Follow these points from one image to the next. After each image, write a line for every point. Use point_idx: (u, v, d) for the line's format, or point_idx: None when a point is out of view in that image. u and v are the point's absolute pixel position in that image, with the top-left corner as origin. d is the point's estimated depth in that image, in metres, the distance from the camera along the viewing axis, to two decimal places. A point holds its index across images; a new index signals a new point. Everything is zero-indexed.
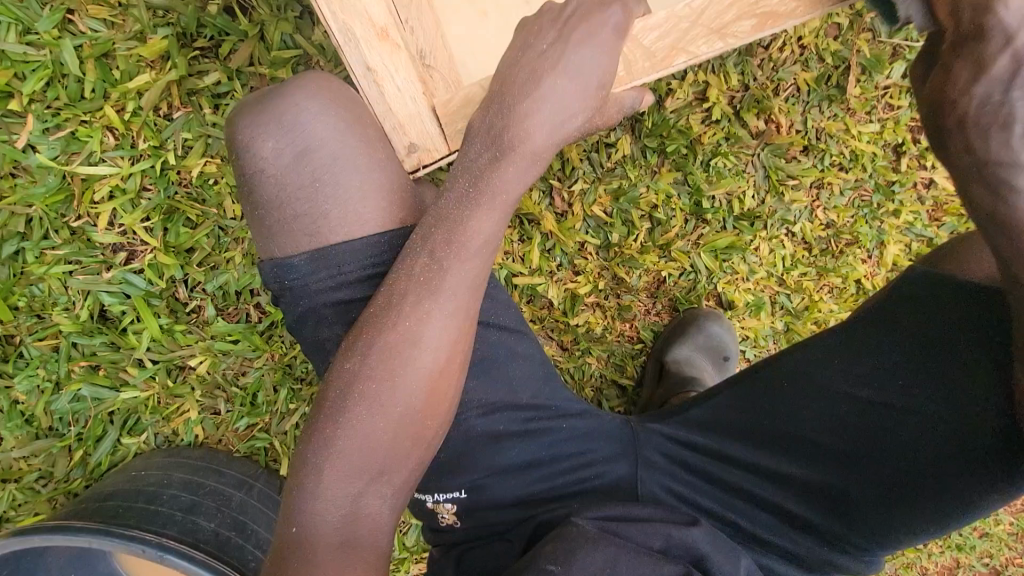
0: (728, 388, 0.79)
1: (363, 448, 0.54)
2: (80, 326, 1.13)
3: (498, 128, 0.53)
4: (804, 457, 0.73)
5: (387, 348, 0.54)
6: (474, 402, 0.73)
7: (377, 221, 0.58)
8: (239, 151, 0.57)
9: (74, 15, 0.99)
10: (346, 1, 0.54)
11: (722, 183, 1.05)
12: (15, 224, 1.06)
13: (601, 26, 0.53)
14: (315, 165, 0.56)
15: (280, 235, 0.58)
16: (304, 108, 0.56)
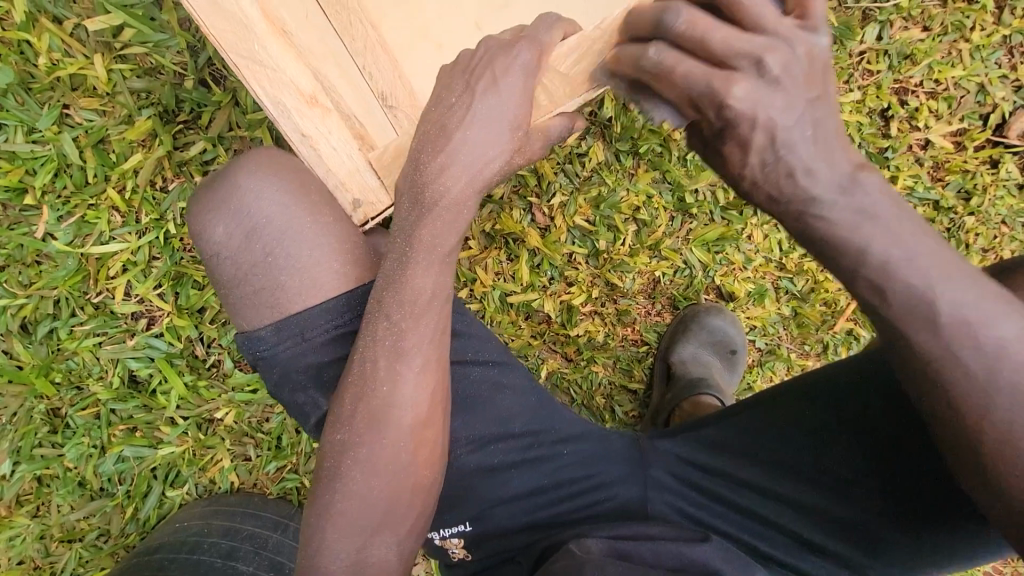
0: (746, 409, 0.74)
1: (359, 504, 0.56)
2: (115, 393, 1.21)
3: (420, 187, 0.54)
4: (824, 469, 0.67)
5: (368, 410, 0.55)
6: (464, 438, 0.72)
7: (334, 283, 0.60)
8: (197, 240, 0.61)
9: (70, 109, 1.07)
10: (273, 76, 0.58)
11: (703, 175, 1.03)
12: (45, 307, 1.15)
13: (506, 70, 0.54)
14: (266, 242, 0.59)
15: (246, 312, 0.61)
16: (248, 190, 0.59)
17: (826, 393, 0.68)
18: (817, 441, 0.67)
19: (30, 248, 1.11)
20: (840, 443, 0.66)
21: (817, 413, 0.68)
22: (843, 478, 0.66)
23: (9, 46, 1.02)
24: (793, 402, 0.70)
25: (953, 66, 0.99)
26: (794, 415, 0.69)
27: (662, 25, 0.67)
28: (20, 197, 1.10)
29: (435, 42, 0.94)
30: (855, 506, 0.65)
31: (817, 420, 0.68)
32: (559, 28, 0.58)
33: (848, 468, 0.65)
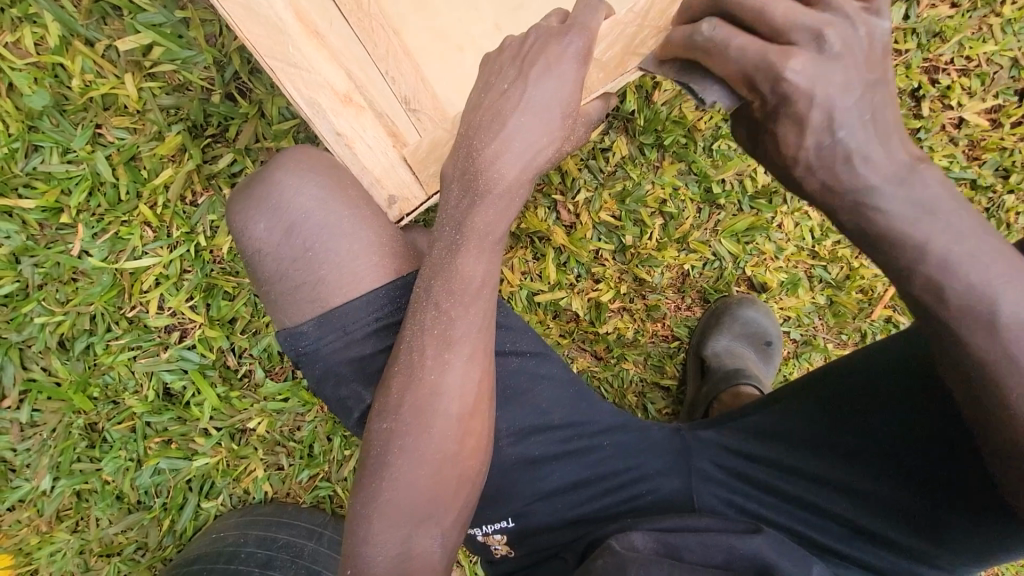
0: (791, 397, 0.72)
1: (404, 494, 0.55)
2: (150, 406, 1.23)
3: (472, 172, 0.54)
4: (882, 453, 0.65)
5: (415, 399, 0.55)
6: (504, 429, 0.70)
7: (375, 277, 0.60)
8: (236, 237, 0.60)
9: (102, 128, 1.09)
10: (308, 78, 0.58)
11: (730, 165, 1.01)
12: (82, 323, 1.18)
13: (562, 56, 0.53)
14: (305, 237, 0.59)
15: (287, 307, 0.60)
16: (286, 185, 0.59)
17: (869, 377, 0.67)
18: (864, 424, 0.66)
19: (67, 266, 1.14)
20: (889, 427, 0.65)
21: (866, 396, 0.67)
22: (902, 461, 0.64)
23: (44, 70, 1.05)
24: (850, 384, 0.68)
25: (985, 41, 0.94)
26: (848, 402, 0.68)
27: None
28: (56, 216, 1.13)
29: (455, 45, 0.95)
30: (910, 489, 0.63)
31: (862, 402, 0.67)
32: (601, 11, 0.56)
33: (908, 450, 0.64)
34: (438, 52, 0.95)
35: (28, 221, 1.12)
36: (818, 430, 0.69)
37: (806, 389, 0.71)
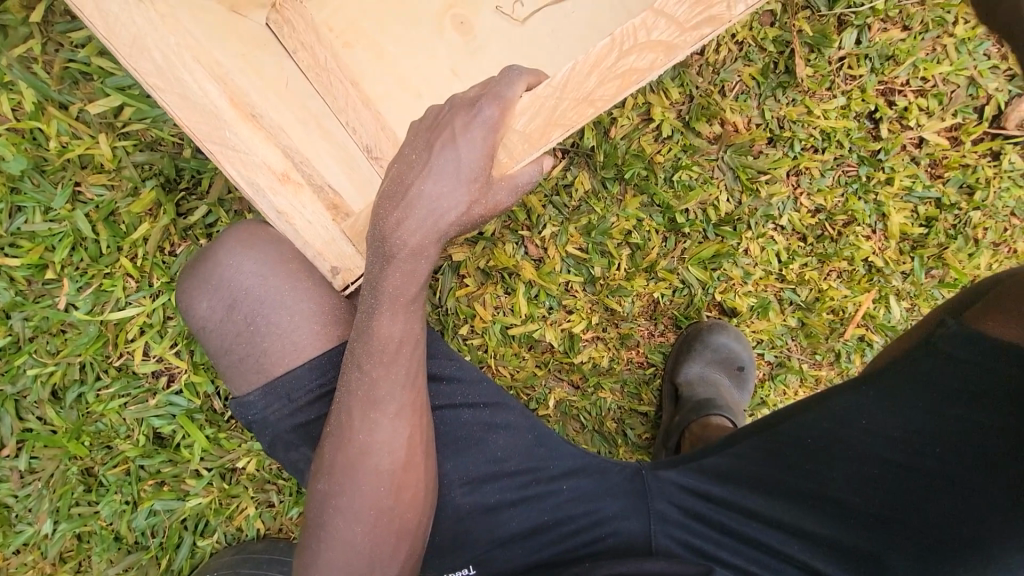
0: (744, 438, 0.75)
1: (346, 551, 0.57)
2: (142, 449, 1.26)
3: (380, 237, 0.56)
4: (827, 496, 0.68)
5: (349, 459, 0.58)
6: (455, 478, 0.72)
7: (316, 344, 0.61)
8: (184, 314, 0.63)
9: (81, 186, 1.12)
10: (246, 158, 0.58)
11: (692, 195, 1.02)
12: (72, 372, 1.21)
13: (470, 122, 0.55)
14: (247, 312, 0.61)
15: (234, 379, 0.62)
16: (227, 262, 0.61)
17: (827, 421, 0.70)
18: (821, 468, 0.69)
19: (54, 319, 1.18)
20: (848, 472, 0.68)
21: (820, 442, 0.70)
22: (847, 502, 0.67)
23: (22, 135, 1.08)
24: (801, 428, 0.71)
25: (938, 62, 0.94)
26: (794, 442, 0.71)
27: (609, 78, 0.55)
28: (42, 272, 1.16)
29: (414, 91, 0.97)
30: (862, 533, 0.66)
31: (825, 445, 0.70)
32: (522, 81, 0.58)
33: (854, 495, 0.67)
34: (398, 99, 0.97)
35: (15, 278, 1.15)
36: (768, 472, 0.72)
37: (758, 431, 0.74)
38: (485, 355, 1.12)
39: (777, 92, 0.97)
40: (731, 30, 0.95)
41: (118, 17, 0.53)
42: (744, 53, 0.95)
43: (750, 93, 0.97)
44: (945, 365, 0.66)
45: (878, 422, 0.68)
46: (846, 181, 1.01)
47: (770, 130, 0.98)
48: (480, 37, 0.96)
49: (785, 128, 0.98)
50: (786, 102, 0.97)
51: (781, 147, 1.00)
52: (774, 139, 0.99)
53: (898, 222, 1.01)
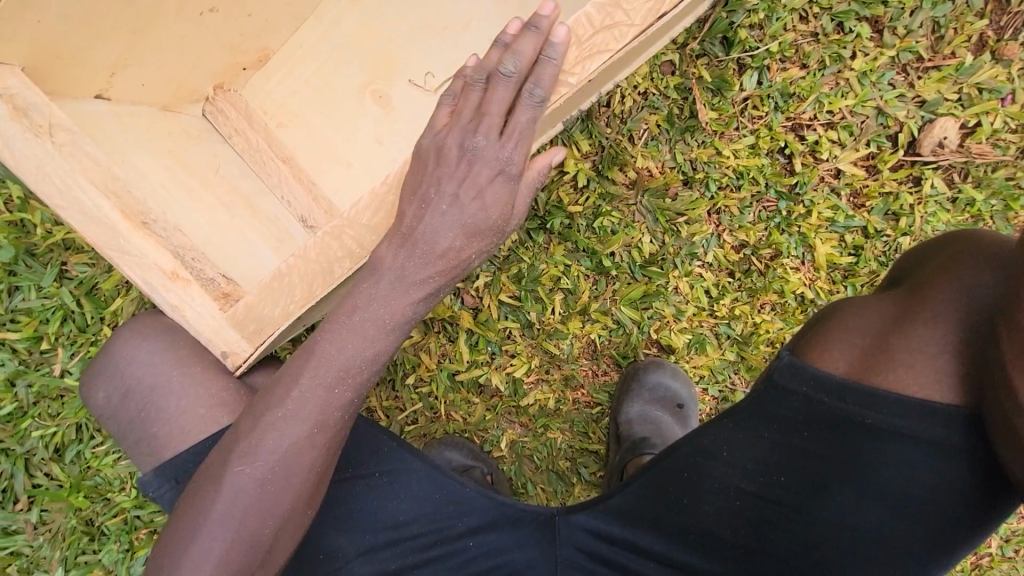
0: (640, 477, 0.76)
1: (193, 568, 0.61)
2: (135, 500, 1.36)
3: (310, 365, 0.61)
4: (703, 533, 0.72)
5: (238, 543, 0.61)
6: (353, 548, 0.75)
7: (200, 427, 0.67)
8: (91, 402, 0.71)
9: (67, 265, 1.24)
10: (138, 260, 0.65)
11: (614, 240, 1.04)
12: (71, 432, 1.33)
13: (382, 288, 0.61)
14: (143, 398, 0.68)
15: (137, 458, 0.70)
16: (122, 354, 0.69)
17: (698, 458, 0.72)
18: (694, 504, 0.73)
19: (51, 385, 1.30)
20: (718, 510, 0.72)
21: (777, 507, 0.69)
22: (720, 537, 0.72)
23: (14, 225, 1.22)
24: (676, 468, 0.74)
25: (843, 96, 0.95)
26: (698, 483, 0.72)
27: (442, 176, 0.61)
28: (39, 343, 1.28)
29: (344, 160, 1.03)
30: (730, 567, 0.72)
31: (699, 483, 0.72)
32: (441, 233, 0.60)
33: (723, 528, 0.71)
34: (326, 167, 1.04)
35: (17, 349, 1.29)
36: (660, 511, 0.75)
37: (653, 470, 0.75)
38: (434, 401, 1.17)
39: (686, 135, 0.99)
40: (633, 82, 0.98)
41: (21, 152, 0.62)
42: (650, 102, 0.98)
43: (658, 140, 0.99)
44: (783, 399, 0.67)
45: (737, 454, 0.70)
46: (767, 216, 1.01)
47: (684, 173, 1.00)
48: (398, 108, 1.02)
49: (698, 168, 1.00)
50: (697, 144, 0.99)
51: (697, 187, 1.01)
52: (688, 181, 1.01)
53: (824, 253, 1.00)
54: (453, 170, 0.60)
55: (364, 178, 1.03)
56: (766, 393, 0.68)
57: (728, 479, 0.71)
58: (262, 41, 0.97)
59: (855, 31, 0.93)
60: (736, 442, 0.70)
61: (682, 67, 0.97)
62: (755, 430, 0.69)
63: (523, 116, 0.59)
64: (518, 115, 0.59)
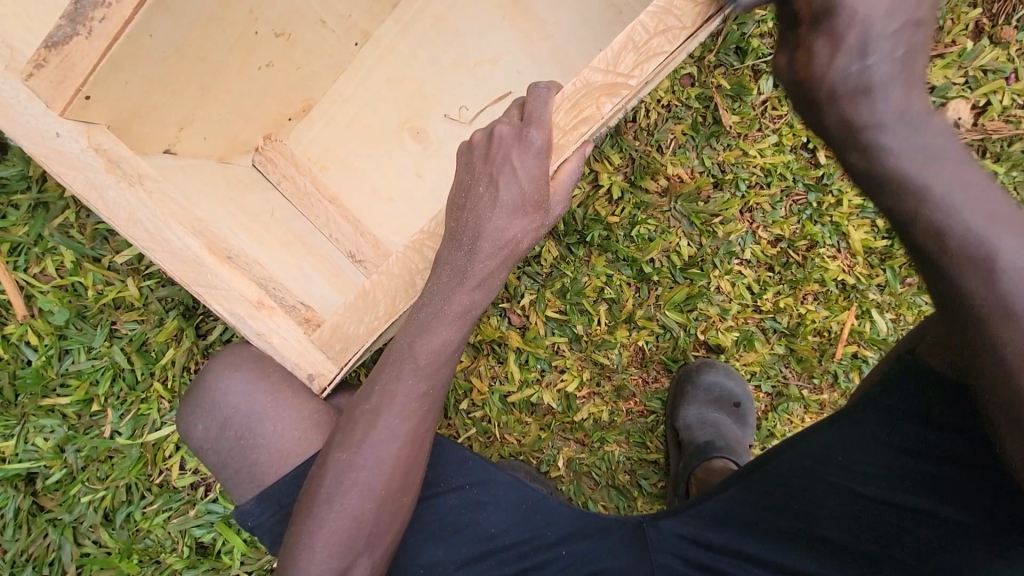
0: (737, 482, 0.77)
1: (308, 553, 0.64)
2: (187, 560, 1.33)
3: (397, 354, 0.65)
4: (816, 536, 0.72)
5: (347, 530, 0.64)
6: (451, 562, 0.75)
7: (299, 451, 0.70)
8: (187, 437, 0.74)
9: (116, 323, 1.27)
10: (226, 293, 0.68)
11: (653, 246, 1.08)
12: (120, 494, 1.31)
13: (461, 277, 0.63)
14: (239, 428, 0.71)
15: (237, 487, 0.73)
16: (214, 384, 0.72)
17: (806, 462, 0.73)
18: (809, 509, 0.73)
19: (102, 446, 1.29)
20: (835, 507, 0.71)
21: (886, 496, 0.68)
22: (838, 542, 0.71)
23: (66, 289, 1.26)
24: (783, 471, 0.75)
25: None
26: (791, 477, 0.74)
27: (507, 183, 0.63)
28: (88, 405, 1.29)
29: (385, 197, 1.08)
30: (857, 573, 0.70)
31: (800, 483, 0.73)
32: (509, 224, 0.64)
33: (841, 531, 0.71)
34: (369, 203, 1.08)
35: (67, 413, 1.29)
36: (759, 515, 0.76)
37: (748, 475, 0.77)
38: (488, 425, 1.16)
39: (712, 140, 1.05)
40: (656, 97, 1.05)
41: (115, 201, 0.66)
42: (674, 113, 1.05)
43: (686, 148, 1.05)
44: (898, 398, 0.67)
45: (828, 442, 0.72)
46: (798, 209, 1.07)
47: (713, 176, 1.06)
48: (435, 141, 1.08)
49: (727, 171, 1.06)
50: (722, 148, 1.05)
51: (727, 188, 1.07)
52: (718, 183, 1.06)
53: (858, 239, 1.06)
54: (477, 175, 0.64)
55: (408, 211, 1.07)
56: (878, 393, 0.68)
57: (832, 477, 0.72)
58: (308, 90, 1.03)
59: None
60: (831, 447, 0.72)
61: (700, 79, 1.04)
62: (861, 417, 0.70)
63: (535, 137, 0.61)
64: (535, 135, 0.61)
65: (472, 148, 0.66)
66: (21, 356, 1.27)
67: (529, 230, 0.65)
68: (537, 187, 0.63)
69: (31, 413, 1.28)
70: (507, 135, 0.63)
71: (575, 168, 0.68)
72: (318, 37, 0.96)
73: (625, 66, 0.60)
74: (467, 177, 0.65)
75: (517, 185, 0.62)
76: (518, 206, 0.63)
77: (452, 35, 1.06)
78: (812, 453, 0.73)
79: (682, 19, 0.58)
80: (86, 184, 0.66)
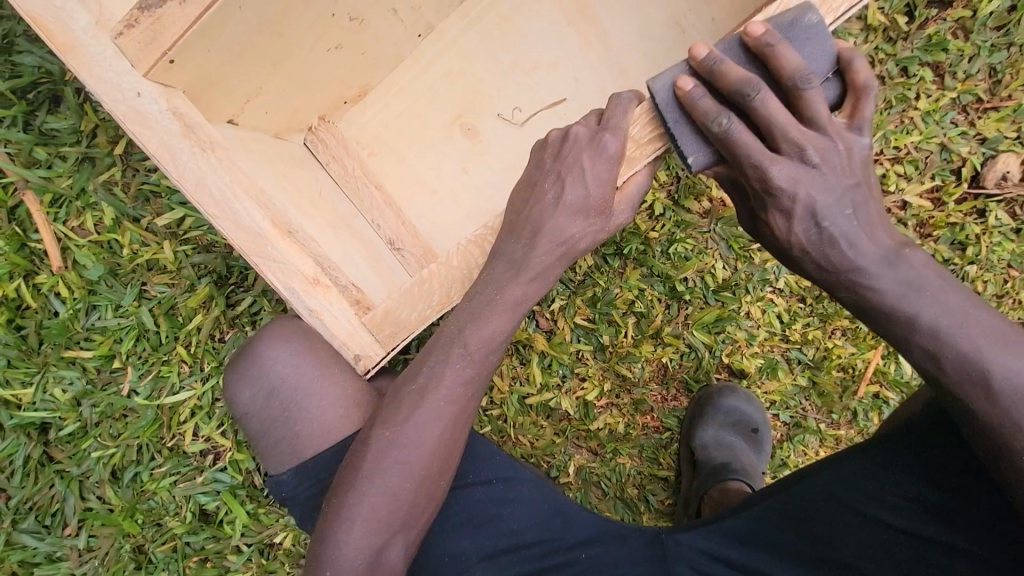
0: (764, 500, 0.78)
1: (348, 525, 0.66)
2: (188, 526, 1.34)
3: (448, 338, 0.66)
4: (838, 562, 0.73)
5: (387, 506, 0.66)
6: (474, 555, 0.76)
7: (341, 429, 0.72)
8: (230, 401, 0.76)
9: (147, 284, 1.29)
10: (284, 266, 0.69)
11: (689, 265, 1.09)
12: (130, 453, 1.32)
13: (517, 270, 0.65)
14: (284, 399, 0.73)
15: (272, 456, 0.74)
16: (266, 353, 0.74)
17: (835, 487, 0.74)
18: (830, 534, 0.74)
19: (118, 404, 1.30)
20: (856, 536, 0.72)
21: (912, 529, 0.70)
22: (858, 569, 0.72)
23: (102, 245, 1.27)
24: (805, 496, 0.75)
25: (909, 132, 1.02)
26: (817, 504, 0.75)
27: (573, 184, 0.65)
28: (110, 361, 1.30)
29: (430, 190, 1.09)
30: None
31: (827, 511, 0.74)
32: (569, 224, 0.65)
33: (863, 559, 0.72)
34: (415, 192, 1.09)
35: (87, 368, 1.30)
36: (781, 537, 0.76)
37: (775, 495, 0.77)
38: (504, 425, 1.16)
39: None
40: None
41: (188, 165, 0.68)
42: None
43: None
44: (928, 436, 0.68)
45: (859, 476, 0.73)
46: None
47: None
48: (485, 139, 1.09)
49: None
50: None
51: None
52: None
53: None
54: (545, 171, 0.67)
55: (451, 207, 1.08)
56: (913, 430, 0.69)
57: (859, 504, 0.73)
58: (366, 77, 1.05)
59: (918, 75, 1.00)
60: (862, 475, 0.72)
61: None
62: (893, 451, 0.70)
63: (609, 144, 0.63)
64: (609, 140, 0.64)
65: (545, 145, 0.68)
66: (49, 307, 1.28)
67: (589, 232, 0.66)
68: (602, 191, 0.65)
69: (52, 363, 1.29)
70: (581, 138, 0.65)
71: (643, 183, 0.69)
72: (387, 24, 0.98)
73: (709, 85, 0.63)
74: (537, 173, 0.68)
75: (583, 187, 0.64)
76: (582, 208, 0.65)
77: (516, 35, 1.07)
78: (845, 482, 0.73)
79: (771, 46, 0.62)
80: (161, 146, 0.67)
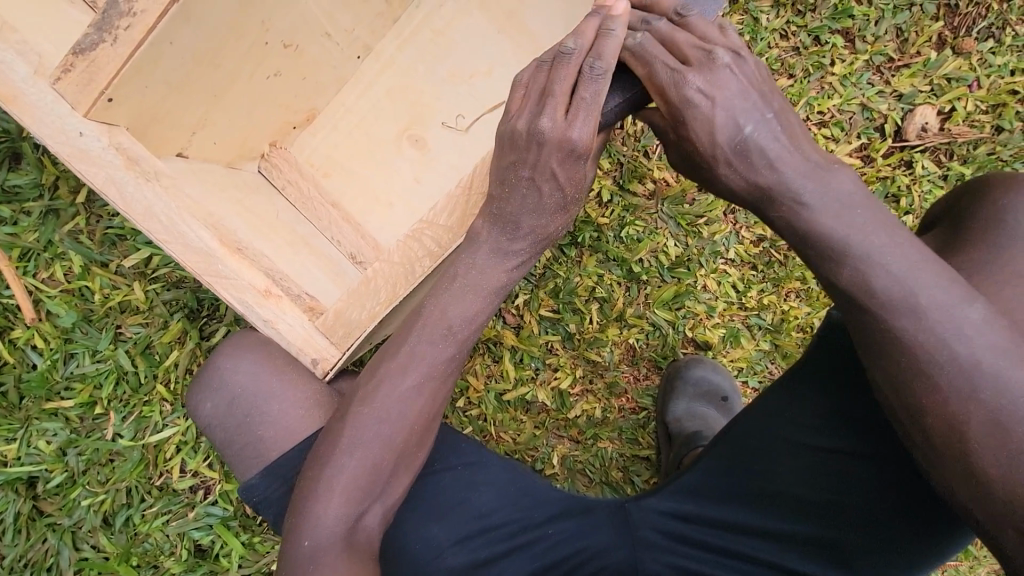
0: (709, 450, 0.83)
1: (312, 517, 0.67)
2: (185, 564, 1.34)
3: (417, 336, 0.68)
4: (782, 495, 0.77)
5: (353, 499, 0.67)
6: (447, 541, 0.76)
7: (302, 427, 0.75)
8: (196, 417, 0.79)
9: (122, 327, 1.31)
10: (234, 282, 0.72)
11: (642, 246, 1.13)
12: (120, 497, 1.32)
13: (471, 265, 0.67)
14: (244, 406, 0.76)
15: (240, 464, 0.77)
16: (224, 365, 0.77)
17: (765, 423, 0.78)
18: (767, 466, 0.78)
19: (104, 449, 1.31)
20: (794, 467, 0.76)
21: (850, 455, 0.73)
22: (797, 496, 0.76)
23: (73, 293, 1.29)
24: (744, 437, 0.80)
25: (830, 97, 1.07)
26: (759, 444, 0.79)
27: (560, 171, 0.61)
28: (92, 408, 1.31)
29: (386, 201, 1.12)
30: (818, 523, 0.75)
31: (764, 448, 0.78)
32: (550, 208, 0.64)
33: (798, 485, 0.76)
34: (368, 202, 1.12)
35: (69, 417, 1.31)
36: (730, 481, 0.80)
37: (718, 445, 0.82)
38: (484, 423, 1.17)
39: None
40: None
41: (133, 195, 0.71)
42: None
43: None
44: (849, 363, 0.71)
45: (792, 410, 0.76)
46: None
47: None
48: (434, 147, 1.13)
49: None
50: None
51: (711, 191, 1.13)
52: (702, 186, 1.13)
53: None
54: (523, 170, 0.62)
55: (407, 214, 1.11)
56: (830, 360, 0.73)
57: (795, 437, 0.76)
58: (312, 100, 1.09)
59: (831, 42, 1.06)
60: (791, 405, 0.76)
61: None
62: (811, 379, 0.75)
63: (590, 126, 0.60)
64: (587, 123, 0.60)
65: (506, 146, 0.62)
66: (26, 360, 1.29)
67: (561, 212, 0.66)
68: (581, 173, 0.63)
69: (35, 417, 1.29)
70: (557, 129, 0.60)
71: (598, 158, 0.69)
72: (323, 49, 1.03)
73: None
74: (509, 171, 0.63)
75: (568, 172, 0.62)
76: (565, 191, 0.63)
77: (451, 47, 1.12)
78: (780, 418, 0.77)
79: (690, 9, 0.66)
80: (106, 180, 0.70)
